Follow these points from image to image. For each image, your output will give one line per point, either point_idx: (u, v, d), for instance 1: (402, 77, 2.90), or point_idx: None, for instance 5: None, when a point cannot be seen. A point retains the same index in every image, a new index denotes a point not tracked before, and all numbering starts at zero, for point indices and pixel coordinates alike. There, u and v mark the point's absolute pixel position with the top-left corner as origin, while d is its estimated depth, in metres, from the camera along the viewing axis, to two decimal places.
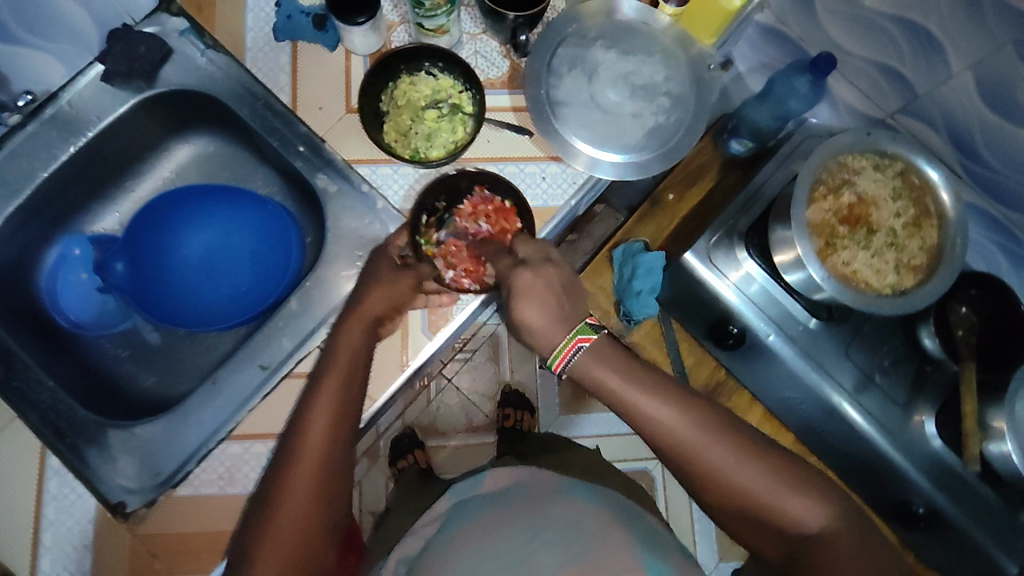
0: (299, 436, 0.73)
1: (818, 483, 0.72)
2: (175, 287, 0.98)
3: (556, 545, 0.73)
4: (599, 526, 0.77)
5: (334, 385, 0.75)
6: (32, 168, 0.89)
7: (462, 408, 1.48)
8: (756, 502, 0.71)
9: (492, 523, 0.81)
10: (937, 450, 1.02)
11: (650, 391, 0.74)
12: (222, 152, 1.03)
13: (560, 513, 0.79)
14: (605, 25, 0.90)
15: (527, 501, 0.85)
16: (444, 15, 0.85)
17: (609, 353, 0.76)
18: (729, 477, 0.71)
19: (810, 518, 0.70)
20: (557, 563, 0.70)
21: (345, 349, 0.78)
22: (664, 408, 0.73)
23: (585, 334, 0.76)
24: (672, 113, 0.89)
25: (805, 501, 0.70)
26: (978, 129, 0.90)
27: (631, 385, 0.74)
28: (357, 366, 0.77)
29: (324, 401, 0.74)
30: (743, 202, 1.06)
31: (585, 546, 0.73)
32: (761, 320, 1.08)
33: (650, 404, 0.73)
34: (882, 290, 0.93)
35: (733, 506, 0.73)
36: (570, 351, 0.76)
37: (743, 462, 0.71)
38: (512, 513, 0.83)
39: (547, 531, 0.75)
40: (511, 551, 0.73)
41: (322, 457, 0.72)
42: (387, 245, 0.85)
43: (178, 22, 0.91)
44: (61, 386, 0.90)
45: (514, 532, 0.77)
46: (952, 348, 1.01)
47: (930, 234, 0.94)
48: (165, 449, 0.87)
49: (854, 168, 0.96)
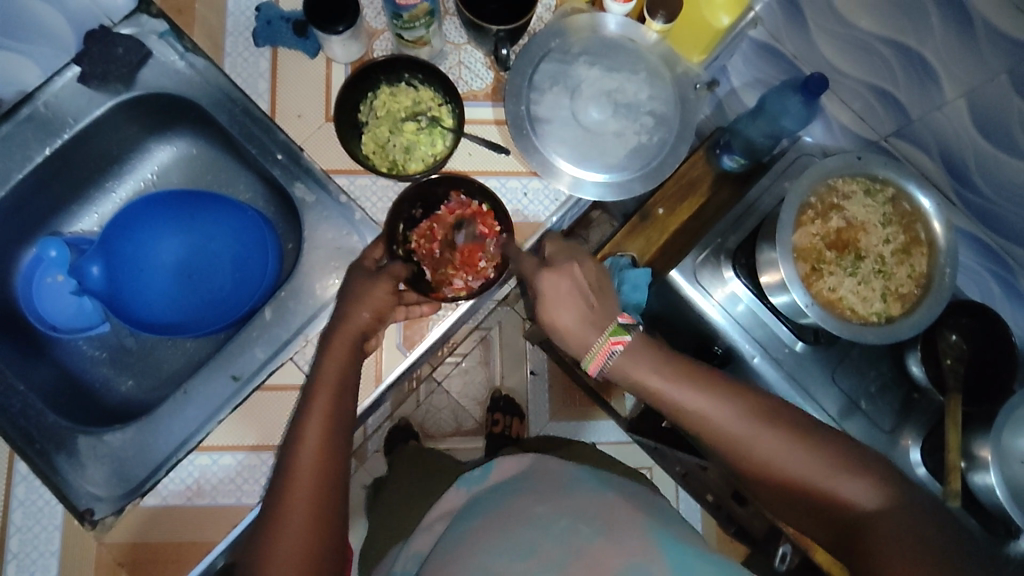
0: (292, 455, 0.71)
1: (869, 462, 0.71)
2: (154, 291, 0.97)
3: (569, 532, 0.69)
4: (614, 512, 0.73)
5: (323, 405, 0.73)
6: (7, 169, 0.88)
7: (450, 411, 1.43)
8: (808, 484, 0.70)
9: (500, 515, 0.76)
10: (922, 479, 0.99)
11: (682, 380, 0.76)
12: (203, 154, 1.02)
13: (571, 502, 0.75)
14: (590, 41, 0.88)
15: (537, 491, 0.80)
16: (423, 27, 0.83)
17: (639, 347, 0.78)
18: (773, 460, 0.71)
19: (865, 500, 0.69)
20: (569, 550, 0.66)
21: (331, 366, 0.76)
22: (698, 396, 0.75)
23: (618, 336, 0.78)
24: (656, 133, 0.87)
25: (857, 479, 0.69)
26: (971, 156, 0.88)
27: (668, 377, 0.76)
28: (347, 382, 0.76)
29: (314, 421, 0.72)
30: (734, 219, 1.04)
31: (598, 529, 0.69)
32: (745, 340, 1.03)
33: (689, 395, 0.75)
34: (868, 318, 0.92)
35: (784, 493, 0.72)
36: (605, 353, 0.78)
37: (787, 443, 0.71)
38: (522, 502, 0.78)
39: (559, 519, 0.71)
40: (523, 540, 0.69)
41: (317, 477, 0.70)
42: (362, 259, 0.83)
43: (157, 24, 0.90)
44: (32, 391, 0.90)
45: (525, 521, 0.73)
46: (939, 377, 0.97)
47: (919, 262, 0.92)
48: (136, 456, 0.87)
49: (844, 192, 0.94)
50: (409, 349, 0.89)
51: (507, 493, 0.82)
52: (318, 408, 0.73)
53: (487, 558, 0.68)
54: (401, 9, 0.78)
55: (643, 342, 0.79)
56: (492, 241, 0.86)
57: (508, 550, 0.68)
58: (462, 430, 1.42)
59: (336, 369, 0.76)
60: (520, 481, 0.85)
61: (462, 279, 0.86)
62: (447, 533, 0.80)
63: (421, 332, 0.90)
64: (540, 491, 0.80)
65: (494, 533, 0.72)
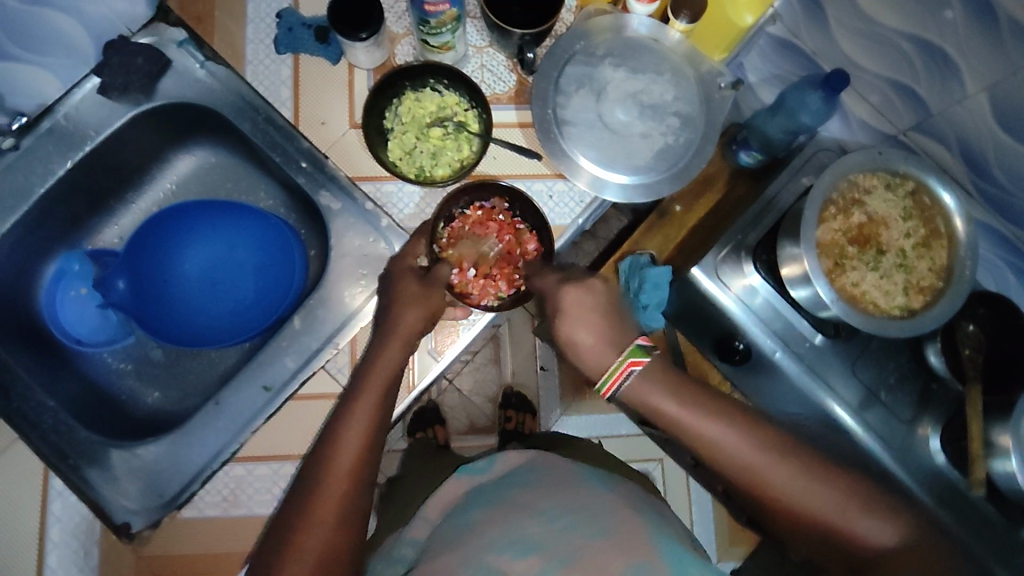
0: (334, 443, 0.74)
1: (886, 497, 0.76)
2: (180, 302, 0.97)
3: (575, 527, 0.69)
4: (621, 509, 0.73)
5: (371, 401, 0.76)
6: (29, 183, 0.87)
7: (464, 410, 1.44)
8: (826, 519, 0.75)
9: (508, 506, 0.77)
10: (941, 466, 1.01)
11: (708, 415, 0.77)
12: (223, 163, 1.01)
13: (581, 497, 0.76)
14: (614, 42, 0.89)
15: (548, 484, 0.81)
16: (449, 32, 0.83)
17: (663, 378, 0.79)
18: (794, 497, 0.75)
19: (883, 536, 0.74)
20: (574, 545, 0.67)
21: (380, 366, 0.78)
22: (721, 432, 0.76)
23: (637, 358, 0.79)
24: (682, 133, 0.88)
25: (873, 517, 0.74)
26: (991, 149, 0.89)
27: (691, 411, 0.77)
28: (395, 385, 0.78)
29: (359, 416, 0.75)
30: (754, 215, 1.04)
31: (603, 527, 0.69)
32: (765, 335, 1.05)
33: (713, 428, 0.76)
34: (891, 311, 0.93)
35: (799, 525, 0.76)
36: (622, 374, 0.79)
37: (810, 482, 0.75)
38: (530, 496, 0.79)
39: (568, 514, 0.72)
40: (529, 535, 0.70)
41: (351, 475, 0.73)
42: (404, 257, 0.84)
43: (176, 32, 0.89)
44: (61, 406, 0.90)
45: (533, 514, 0.74)
46: (958, 368, 0.98)
47: (939, 255, 0.93)
48: (170, 469, 0.87)
49: (865, 187, 0.95)
50: (440, 354, 0.90)
51: (515, 485, 0.83)
52: (363, 405, 0.75)
53: (491, 553, 0.69)
54: (429, 15, 0.79)
55: (660, 369, 0.80)
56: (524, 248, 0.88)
57: (511, 546, 0.69)
58: (475, 426, 1.43)
59: (380, 377, 0.77)
60: (530, 475, 0.85)
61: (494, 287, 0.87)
62: (448, 520, 0.82)
63: (451, 337, 0.90)
64: (550, 484, 0.81)
65: (499, 527, 0.73)
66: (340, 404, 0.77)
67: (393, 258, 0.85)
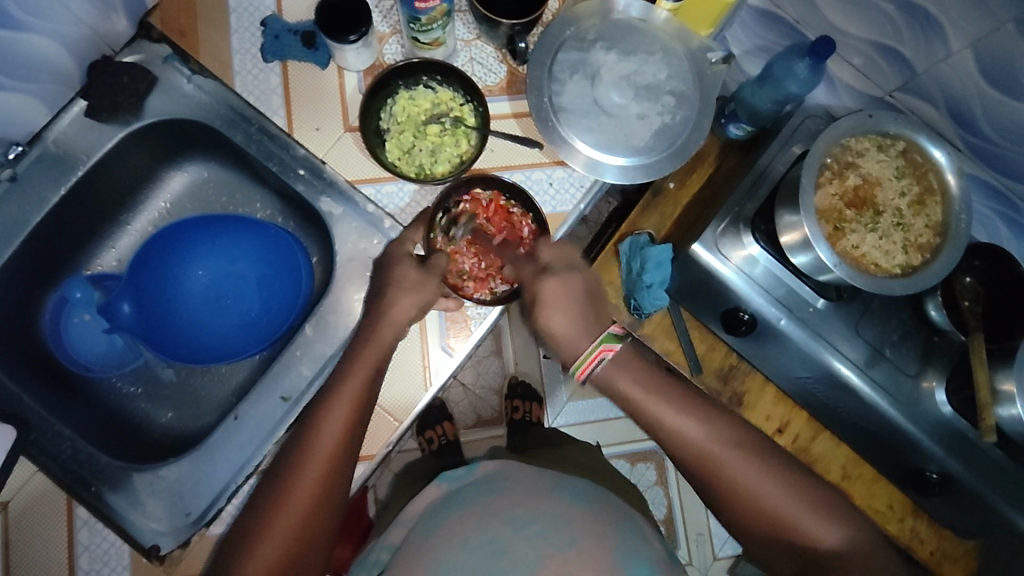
0: (308, 439, 0.74)
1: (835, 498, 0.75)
2: (184, 319, 0.94)
3: (544, 536, 0.69)
4: (594, 518, 0.73)
5: (340, 419, 0.74)
6: (24, 213, 0.85)
7: (470, 404, 1.45)
8: (778, 517, 0.73)
9: (476, 510, 0.77)
10: (948, 416, 1.03)
11: (673, 404, 0.77)
12: (217, 177, 1.01)
13: (550, 504, 0.74)
14: (602, 26, 0.90)
15: (519, 488, 0.80)
16: (440, 28, 0.83)
17: (631, 362, 0.80)
18: (750, 494, 0.74)
19: (830, 536, 0.72)
20: (540, 556, 0.67)
21: (369, 372, 0.77)
22: (683, 421, 0.76)
23: (610, 343, 0.79)
24: (678, 112, 0.89)
25: (828, 519, 0.73)
26: (977, 102, 0.91)
27: (654, 396, 0.77)
28: (371, 391, 0.77)
29: (328, 434, 0.74)
30: (749, 186, 1.04)
31: (574, 536, 0.69)
32: (768, 302, 1.06)
33: (677, 416, 0.76)
34: (892, 270, 0.94)
35: (753, 526, 0.75)
36: (593, 361, 0.78)
37: (769, 478, 0.74)
38: (503, 500, 0.77)
39: (536, 520, 0.71)
40: (496, 540, 0.70)
41: (317, 498, 0.73)
42: (403, 243, 0.83)
43: (160, 48, 0.89)
44: (79, 434, 0.89)
45: (502, 519, 0.73)
46: (958, 319, 1.00)
47: (934, 211, 0.95)
48: (193, 488, 0.87)
49: (858, 150, 0.96)
50: (452, 351, 0.89)
51: (487, 490, 0.81)
52: (333, 425, 0.74)
53: (461, 555, 0.70)
54: (419, 13, 0.79)
55: (628, 353, 0.80)
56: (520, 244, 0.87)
57: (481, 548, 0.70)
58: (482, 420, 1.44)
59: (354, 392, 0.76)
60: (505, 479, 0.84)
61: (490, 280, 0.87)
62: (420, 524, 0.81)
63: (463, 332, 0.89)
64: (520, 488, 0.79)
65: (468, 530, 0.73)
66: (317, 399, 0.77)
67: (390, 244, 0.84)
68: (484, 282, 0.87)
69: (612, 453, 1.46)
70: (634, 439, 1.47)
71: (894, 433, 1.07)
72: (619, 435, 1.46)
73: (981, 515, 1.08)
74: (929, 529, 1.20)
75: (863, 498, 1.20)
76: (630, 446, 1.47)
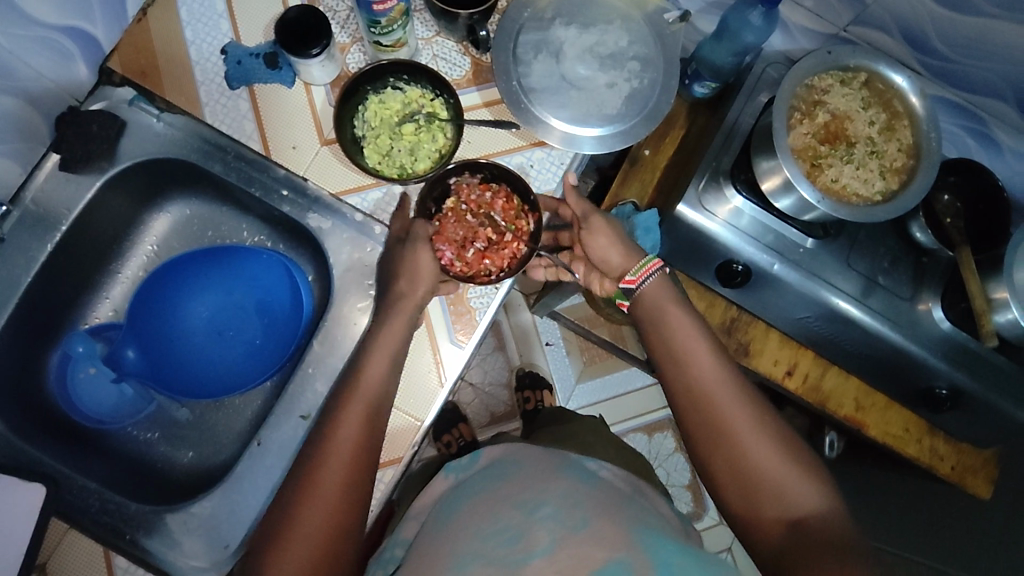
0: (323, 449, 0.73)
1: (818, 469, 0.73)
2: (188, 357, 0.95)
3: (556, 518, 0.70)
4: (604, 502, 0.74)
5: (366, 419, 0.76)
6: (14, 275, 0.85)
7: (481, 403, 1.45)
8: (765, 477, 0.71)
9: (488, 499, 0.78)
10: (949, 332, 1.05)
11: (695, 339, 0.80)
12: (199, 212, 1.01)
13: (561, 489, 0.76)
14: (557, 3, 0.92)
15: (526, 474, 0.81)
16: (400, 28, 0.84)
17: (660, 294, 0.84)
18: (743, 437, 0.73)
19: (808, 498, 0.70)
20: (556, 537, 0.67)
21: (379, 374, 0.78)
22: (697, 351, 0.79)
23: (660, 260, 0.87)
24: (644, 75, 0.91)
25: (809, 481, 0.71)
26: (930, 24, 0.93)
27: (680, 328, 0.81)
28: (392, 390, 0.79)
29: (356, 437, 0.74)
30: (722, 141, 1.06)
31: (585, 516, 0.70)
32: (759, 250, 1.06)
33: (693, 348, 0.79)
34: (873, 198, 0.96)
35: (735, 475, 0.73)
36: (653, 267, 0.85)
37: (761, 427, 0.74)
38: (510, 488, 0.78)
39: (546, 503, 0.73)
40: (510, 527, 0.71)
41: (353, 510, 0.72)
42: (390, 252, 0.85)
43: (124, 92, 0.88)
44: (103, 485, 0.89)
45: (511, 505, 0.74)
46: (945, 237, 1.03)
47: (904, 135, 0.97)
48: (228, 519, 0.87)
49: (822, 88, 0.98)
50: (463, 343, 0.89)
51: (493, 477, 0.82)
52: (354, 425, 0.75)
53: (478, 543, 0.70)
54: (378, 16, 0.79)
55: (658, 286, 0.84)
56: (509, 205, 0.89)
57: (495, 535, 0.70)
58: (496, 416, 1.45)
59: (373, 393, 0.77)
60: (510, 466, 0.84)
61: (507, 251, 0.88)
62: (435, 515, 0.81)
63: (470, 324, 0.89)
64: (525, 476, 0.80)
65: (481, 518, 0.74)
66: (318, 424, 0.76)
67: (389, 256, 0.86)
68: (500, 255, 0.88)
69: (631, 425, 1.48)
70: (651, 410, 1.50)
71: (899, 356, 1.09)
72: (636, 407, 1.49)
73: (995, 422, 1.10)
74: (947, 445, 1.22)
75: (879, 425, 1.21)
76: (648, 416, 1.49)
